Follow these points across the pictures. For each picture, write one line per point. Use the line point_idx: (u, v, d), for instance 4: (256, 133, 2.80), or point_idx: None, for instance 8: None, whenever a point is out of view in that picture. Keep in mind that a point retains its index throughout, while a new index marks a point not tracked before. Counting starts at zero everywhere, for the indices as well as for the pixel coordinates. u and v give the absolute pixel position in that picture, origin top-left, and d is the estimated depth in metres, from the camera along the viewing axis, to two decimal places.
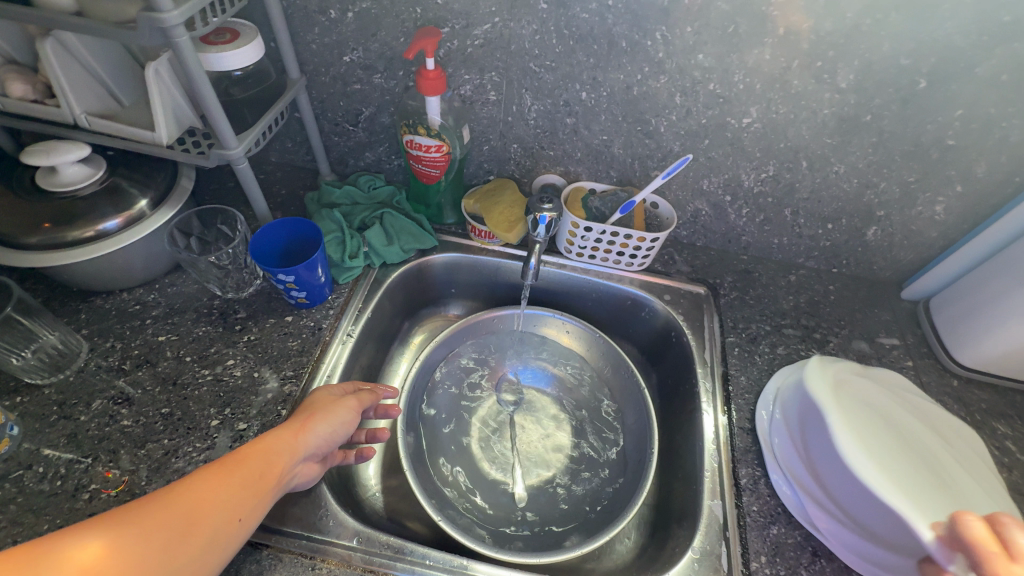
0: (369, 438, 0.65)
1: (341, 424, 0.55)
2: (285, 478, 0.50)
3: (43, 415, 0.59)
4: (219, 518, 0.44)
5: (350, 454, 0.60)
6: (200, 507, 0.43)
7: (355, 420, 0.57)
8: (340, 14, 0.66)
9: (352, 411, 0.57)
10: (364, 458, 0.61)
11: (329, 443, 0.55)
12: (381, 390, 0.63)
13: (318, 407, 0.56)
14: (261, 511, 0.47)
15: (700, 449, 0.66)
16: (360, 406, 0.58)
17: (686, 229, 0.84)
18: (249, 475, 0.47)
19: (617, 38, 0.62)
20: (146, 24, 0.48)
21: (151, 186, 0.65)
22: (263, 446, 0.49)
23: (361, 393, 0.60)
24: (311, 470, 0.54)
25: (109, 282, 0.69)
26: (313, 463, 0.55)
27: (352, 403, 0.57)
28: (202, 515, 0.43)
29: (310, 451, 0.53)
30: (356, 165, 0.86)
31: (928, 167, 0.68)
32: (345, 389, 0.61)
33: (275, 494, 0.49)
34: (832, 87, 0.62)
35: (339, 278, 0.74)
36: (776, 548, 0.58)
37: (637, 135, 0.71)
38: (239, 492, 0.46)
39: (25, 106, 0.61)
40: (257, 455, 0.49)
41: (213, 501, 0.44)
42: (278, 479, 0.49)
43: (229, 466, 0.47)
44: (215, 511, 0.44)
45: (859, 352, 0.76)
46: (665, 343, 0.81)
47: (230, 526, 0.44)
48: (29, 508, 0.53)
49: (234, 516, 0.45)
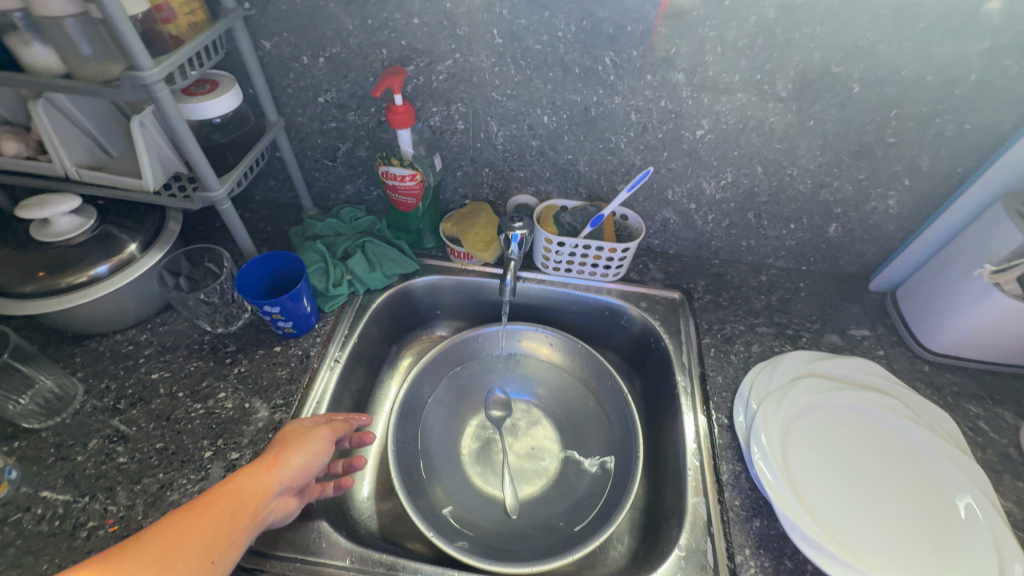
0: (347, 468, 0.66)
1: (315, 455, 0.56)
2: (260, 516, 0.50)
3: (41, 458, 0.61)
4: (190, 563, 0.44)
5: (328, 486, 0.61)
6: (170, 554, 0.43)
7: (329, 449, 0.58)
8: (312, 59, 0.70)
9: (326, 441, 0.58)
10: (343, 488, 0.62)
11: (304, 475, 0.56)
12: (357, 418, 0.64)
13: (291, 439, 0.57)
14: (235, 551, 0.47)
15: (682, 450, 0.68)
16: (334, 435, 0.60)
17: (658, 237, 0.87)
18: (221, 517, 0.47)
19: (570, 65, 0.66)
20: (129, 82, 0.52)
21: (140, 231, 0.69)
22: (235, 485, 0.50)
23: (334, 423, 0.61)
24: (287, 504, 0.55)
25: (103, 325, 0.71)
26: (288, 499, 0.55)
27: (326, 434, 0.59)
28: (172, 561, 0.43)
29: (285, 485, 0.53)
30: (338, 199, 0.90)
31: (874, 164, 0.72)
32: (317, 420, 0.62)
33: (250, 533, 0.49)
34: (774, 97, 0.66)
35: (324, 307, 0.77)
36: (759, 540, 0.59)
37: (599, 152, 0.75)
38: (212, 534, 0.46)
39: (19, 163, 0.65)
40: (228, 496, 0.49)
41: (183, 547, 0.44)
42: (252, 517, 0.50)
43: (199, 509, 0.47)
44: (186, 557, 0.44)
45: (832, 344, 0.79)
46: (645, 348, 0.84)
47: (203, 570, 0.44)
48: (28, 549, 0.54)
49: (207, 559, 0.45)
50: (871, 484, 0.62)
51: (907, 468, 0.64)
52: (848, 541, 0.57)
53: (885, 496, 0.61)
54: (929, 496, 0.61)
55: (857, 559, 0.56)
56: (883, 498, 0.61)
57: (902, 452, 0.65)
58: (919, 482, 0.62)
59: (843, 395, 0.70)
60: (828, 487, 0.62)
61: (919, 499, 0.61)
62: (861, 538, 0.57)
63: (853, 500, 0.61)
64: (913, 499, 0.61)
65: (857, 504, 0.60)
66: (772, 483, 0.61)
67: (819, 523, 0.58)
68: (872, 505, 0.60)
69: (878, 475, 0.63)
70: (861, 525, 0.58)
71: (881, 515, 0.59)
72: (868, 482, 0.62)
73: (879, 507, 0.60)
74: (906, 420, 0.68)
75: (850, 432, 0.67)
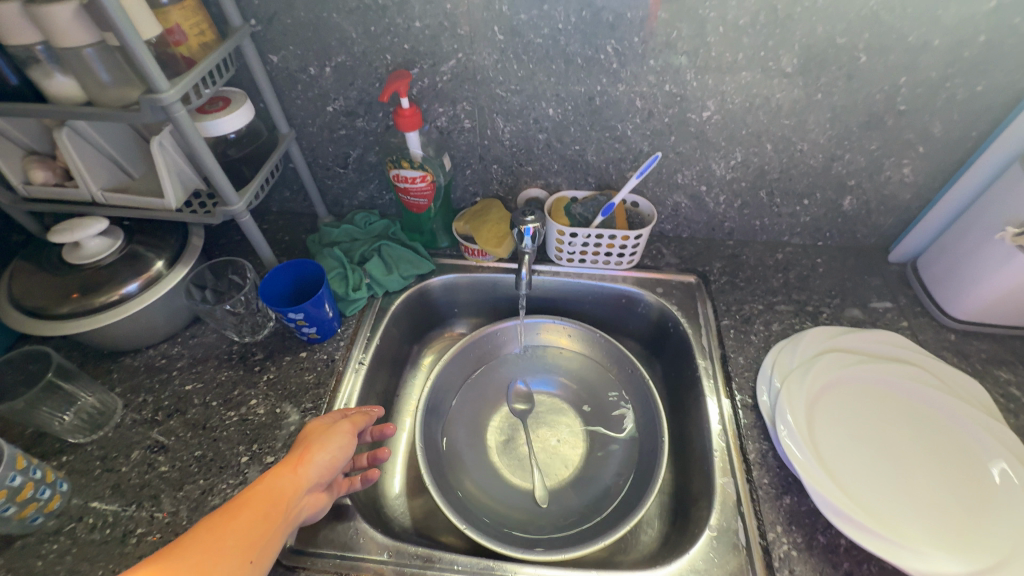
0: (372, 459, 0.66)
1: (340, 450, 0.58)
2: (291, 513, 0.52)
3: (87, 471, 0.64)
4: (229, 565, 0.44)
5: (355, 479, 0.62)
6: (209, 557, 0.44)
7: (353, 444, 0.59)
8: (319, 70, 0.72)
9: (349, 435, 0.59)
10: (369, 481, 0.63)
11: (330, 470, 0.57)
12: (374, 410, 0.65)
13: (314, 438, 0.58)
14: (272, 547, 0.49)
15: (707, 432, 0.68)
16: (356, 429, 0.61)
17: (670, 222, 0.87)
18: (254, 517, 0.48)
19: (572, 56, 0.67)
20: (148, 104, 0.54)
21: (166, 248, 0.71)
22: (264, 486, 0.51)
23: (354, 417, 0.62)
24: (317, 500, 0.56)
25: (136, 341, 0.74)
26: (318, 495, 0.57)
27: (347, 428, 0.60)
28: (212, 563, 0.44)
29: (313, 482, 0.55)
30: (351, 205, 0.92)
31: (886, 134, 0.71)
32: (336, 416, 0.63)
33: (284, 530, 0.50)
34: (779, 72, 0.66)
35: (346, 311, 0.79)
36: (791, 517, 0.59)
37: (606, 141, 0.76)
38: (247, 533, 0.47)
39: (47, 190, 0.67)
40: (259, 496, 0.50)
41: (221, 550, 0.45)
42: (285, 515, 0.51)
43: (232, 512, 0.48)
44: (224, 558, 0.44)
45: (853, 319, 0.78)
46: (664, 334, 0.84)
47: (242, 569, 0.45)
48: (83, 557, 0.57)
49: (245, 560, 0.46)
50: (899, 455, 0.62)
51: (936, 436, 0.63)
52: (879, 513, 0.57)
53: (914, 465, 0.61)
54: (961, 464, 0.60)
55: (890, 530, 0.55)
56: (912, 469, 0.61)
57: (929, 420, 0.65)
58: (949, 449, 0.62)
59: (866, 367, 0.69)
60: (856, 460, 0.61)
61: (950, 468, 0.60)
62: (893, 510, 0.57)
63: (883, 472, 0.60)
64: (944, 468, 0.60)
65: (886, 476, 0.60)
66: (799, 458, 0.61)
67: (849, 497, 0.58)
68: (901, 476, 0.60)
69: (905, 445, 0.63)
70: (891, 496, 0.58)
71: (911, 484, 0.59)
72: (897, 454, 0.62)
73: (909, 478, 0.60)
74: (933, 389, 0.67)
75: (875, 404, 0.66)
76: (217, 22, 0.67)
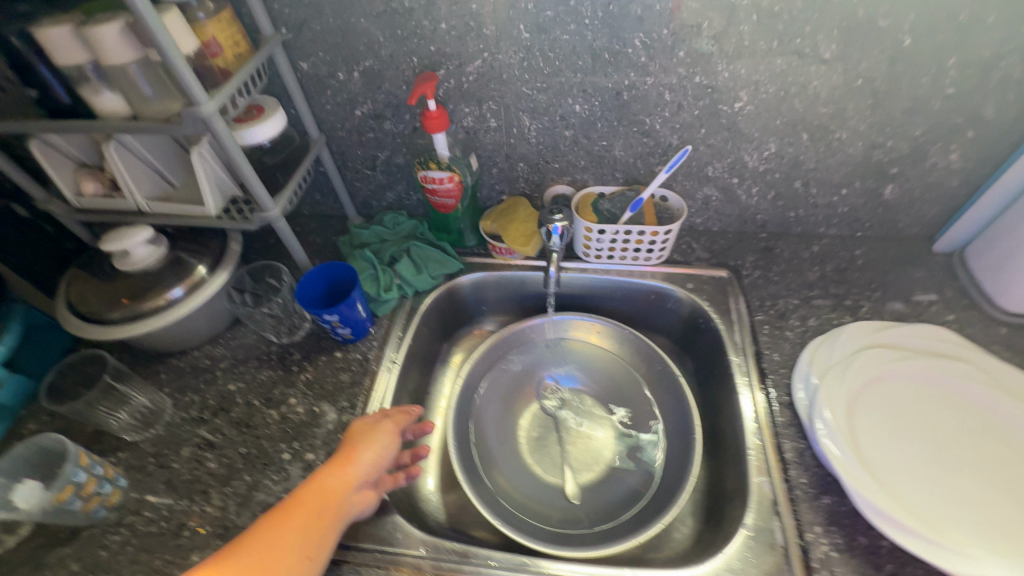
0: (414, 457, 0.69)
1: (383, 448, 0.60)
2: (344, 509, 0.54)
3: (142, 467, 0.67)
4: (290, 560, 0.48)
5: (400, 475, 0.64)
6: (271, 553, 0.47)
7: (396, 441, 0.62)
8: (347, 75, 0.73)
9: (392, 433, 0.62)
10: (413, 476, 0.64)
11: (377, 468, 0.59)
12: (412, 408, 0.67)
13: (360, 437, 0.61)
14: (330, 543, 0.51)
15: (742, 430, 0.67)
16: (397, 428, 0.63)
17: (700, 216, 0.86)
18: (310, 515, 0.51)
19: (599, 51, 0.66)
20: (189, 117, 0.56)
21: (207, 254, 0.74)
22: (316, 485, 0.54)
23: (395, 416, 0.64)
24: (368, 497, 0.58)
25: (182, 342, 0.77)
26: (368, 493, 0.58)
27: (389, 428, 0.62)
28: (274, 560, 0.47)
29: (361, 480, 0.57)
30: (380, 206, 0.93)
31: (932, 119, 0.67)
32: (378, 416, 0.65)
33: (339, 526, 0.53)
34: (816, 59, 0.64)
35: (378, 311, 0.81)
36: (831, 517, 0.58)
37: (634, 135, 0.75)
38: (305, 530, 0.50)
39: (96, 201, 0.71)
40: (312, 495, 0.53)
41: (281, 546, 0.48)
42: (338, 511, 0.53)
43: (289, 510, 0.51)
44: (285, 554, 0.48)
45: (896, 313, 0.75)
46: (695, 330, 0.83)
47: (302, 563, 0.48)
48: (143, 548, 0.60)
49: (304, 555, 0.49)
50: (946, 456, 0.60)
51: (985, 435, 0.61)
52: (925, 515, 0.55)
53: (963, 466, 0.59)
54: (1014, 466, 0.58)
55: (937, 533, 0.54)
56: (961, 470, 0.58)
57: (978, 418, 0.62)
58: (1000, 449, 0.59)
59: (911, 364, 0.67)
60: (900, 460, 0.60)
61: (1002, 469, 0.58)
62: (940, 512, 0.55)
63: (929, 473, 0.58)
64: (995, 470, 0.58)
65: (933, 476, 0.58)
66: (840, 459, 0.60)
67: (892, 498, 0.57)
68: (949, 477, 0.58)
69: (953, 445, 0.60)
70: (938, 498, 0.56)
71: (959, 486, 0.57)
72: (944, 454, 0.60)
73: (957, 480, 0.58)
74: (984, 387, 0.64)
75: (920, 402, 0.64)
76: (250, 32, 0.69)
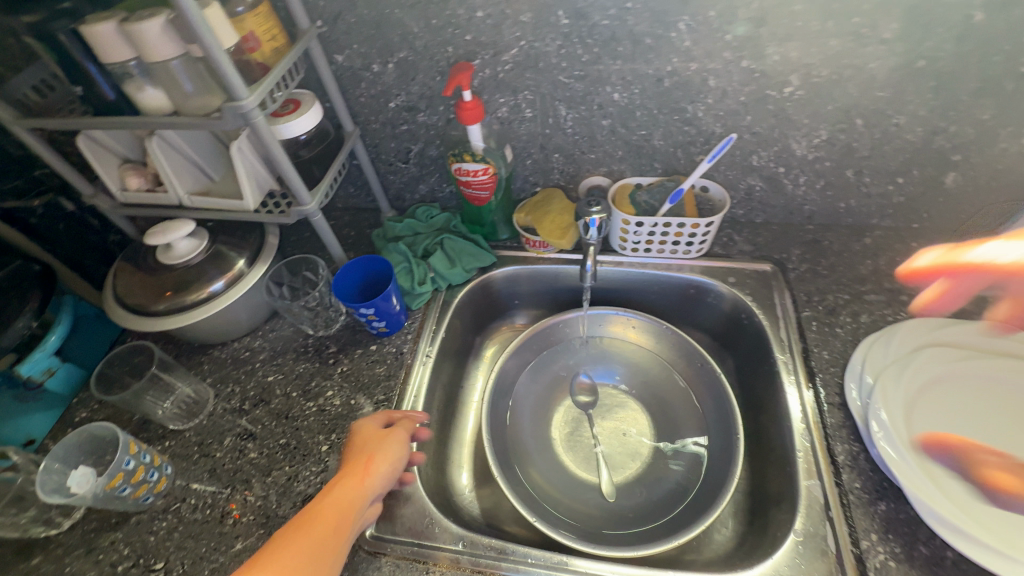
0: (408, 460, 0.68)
1: (399, 459, 0.59)
2: (358, 522, 0.55)
3: (187, 455, 0.69)
4: None
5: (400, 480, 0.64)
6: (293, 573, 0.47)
7: (407, 451, 0.61)
8: (382, 67, 0.72)
9: (406, 440, 0.62)
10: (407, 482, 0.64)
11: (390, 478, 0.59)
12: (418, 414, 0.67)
13: (374, 445, 0.60)
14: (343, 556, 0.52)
15: (789, 431, 0.65)
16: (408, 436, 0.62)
17: (742, 207, 0.82)
18: (328, 531, 0.51)
19: (640, 36, 0.63)
20: (230, 112, 0.56)
21: (246, 247, 0.75)
22: (334, 499, 0.54)
23: (404, 423, 0.64)
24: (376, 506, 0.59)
25: (223, 334, 0.79)
26: (377, 502, 0.59)
27: (402, 436, 0.61)
28: None
29: (376, 491, 0.57)
30: (413, 199, 0.93)
31: (1003, 101, 0.62)
32: (382, 419, 0.64)
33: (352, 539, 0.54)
34: (875, 39, 0.60)
35: (412, 305, 0.81)
36: (887, 525, 0.55)
37: (675, 124, 0.72)
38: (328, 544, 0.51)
39: (141, 196, 0.72)
40: (331, 510, 0.53)
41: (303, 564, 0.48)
42: (353, 525, 0.54)
43: (308, 525, 0.51)
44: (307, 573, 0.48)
45: (956, 309, 0.71)
46: (737, 326, 0.80)
47: None
48: (189, 534, 0.62)
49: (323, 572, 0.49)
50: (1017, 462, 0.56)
51: None
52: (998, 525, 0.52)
53: None
54: None
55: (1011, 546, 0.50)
56: None
57: None
58: None
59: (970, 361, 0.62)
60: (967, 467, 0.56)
61: None
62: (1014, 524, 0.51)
63: (1000, 481, 0.55)
64: None
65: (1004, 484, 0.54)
66: (899, 463, 0.56)
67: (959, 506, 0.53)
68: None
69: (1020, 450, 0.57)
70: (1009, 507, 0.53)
71: None
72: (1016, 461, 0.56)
73: None
74: None
75: (988, 405, 0.60)
76: (287, 26, 0.69)
